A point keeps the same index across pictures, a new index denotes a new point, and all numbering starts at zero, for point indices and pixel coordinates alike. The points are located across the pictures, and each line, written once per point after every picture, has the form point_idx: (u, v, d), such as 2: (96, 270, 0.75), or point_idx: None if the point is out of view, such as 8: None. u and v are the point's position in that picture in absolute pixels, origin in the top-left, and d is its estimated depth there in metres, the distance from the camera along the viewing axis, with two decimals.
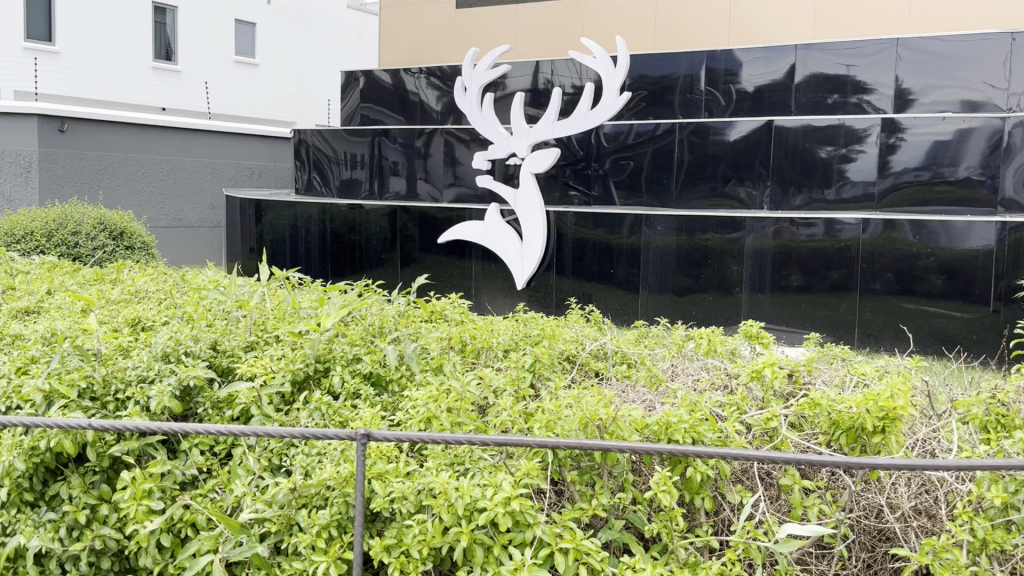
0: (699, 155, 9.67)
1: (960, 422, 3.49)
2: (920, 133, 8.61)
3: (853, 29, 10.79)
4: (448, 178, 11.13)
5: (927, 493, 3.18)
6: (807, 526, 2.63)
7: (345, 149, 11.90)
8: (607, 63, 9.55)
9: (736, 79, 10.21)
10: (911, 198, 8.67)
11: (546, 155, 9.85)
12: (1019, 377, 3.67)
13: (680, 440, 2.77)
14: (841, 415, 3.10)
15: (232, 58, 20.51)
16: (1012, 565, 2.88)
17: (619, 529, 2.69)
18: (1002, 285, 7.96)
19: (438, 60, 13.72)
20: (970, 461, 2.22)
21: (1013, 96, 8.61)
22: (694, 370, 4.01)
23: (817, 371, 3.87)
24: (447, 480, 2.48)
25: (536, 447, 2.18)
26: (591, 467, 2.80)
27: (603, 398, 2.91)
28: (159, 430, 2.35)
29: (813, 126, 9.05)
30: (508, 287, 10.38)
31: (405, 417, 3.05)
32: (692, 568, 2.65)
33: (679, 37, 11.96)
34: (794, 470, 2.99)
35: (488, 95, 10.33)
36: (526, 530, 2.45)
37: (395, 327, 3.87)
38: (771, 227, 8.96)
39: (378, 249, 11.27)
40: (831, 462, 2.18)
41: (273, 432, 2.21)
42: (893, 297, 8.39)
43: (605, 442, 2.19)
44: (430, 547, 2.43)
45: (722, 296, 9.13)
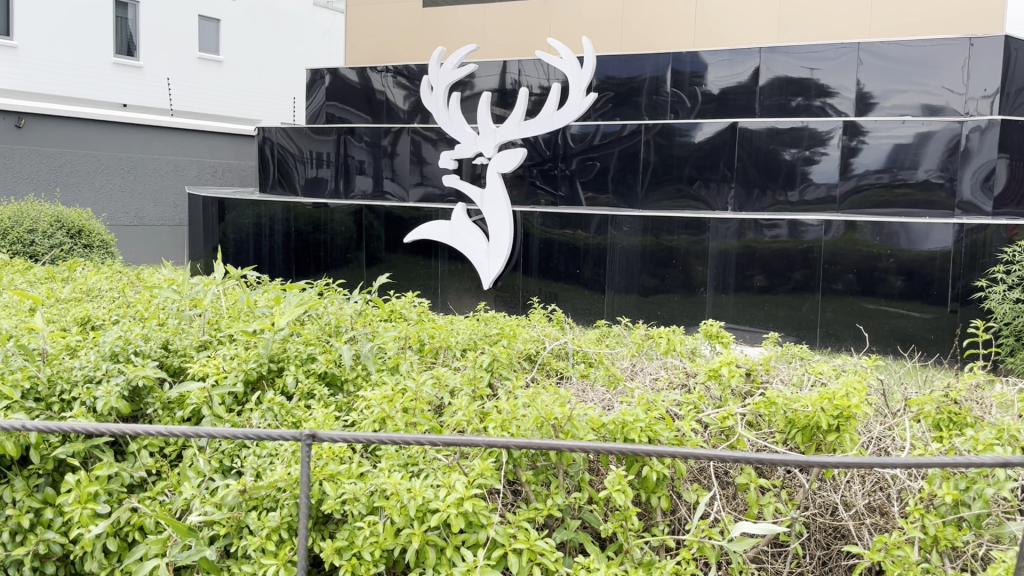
0: (664, 156, 9.71)
1: (913, 421, 3.52)
2: (881, 136, 8.75)
3: (817, 33, 10.91)
4: (414, 178, 11.08)
5: (881, 491, 3.21)
6: (762, 524, 2.64)
7: (310, 147, 11.79)
8: (573, 64, 9.49)
9: (701, 81, 10.19)
10: (872, 200, 8.81)
11: (512, 156, 9.77)
12: (972, 376, 3.72)
13: (636, 439, 2.76)
14: (797, 414, 3.12)
15: (196, 55, 20.22)
16: (962, 562, 2.94)
17: (574, 529, 2.68)
18: (959, 286, 8.10)
19: (405, 59, 13.64)
20: (918, 459, 2.16)
21: (970, 101, 8.70)
22: (653, 370, 4.04)
23: (775, 371, 3.89)
24: (400, 481, 2.45)
25: (488, 448, 2.10)
26: (547, 467, 2.79)
27: (558, 397, 2.89)
28: (93, 431, 2.27)
29: (777, 129, 9.14)
30: (475, 287, 10.35)
31: (360, 417, 3.01)
32: (647, 568, 2.64)
33: (646, 39, 12.02)
34: (751, 468, 2.99)
35: (454, 94, 10.25)
36: (479, 531, 2.43)
37: (351, 326, 3.84)
38: (735, 228, 9.01)
39: (343, 248, 11.18)
40: (781, 461, 2.11)
41: (216, 432, 2.11)
42: (854, 297, 8.50)
43: (560, 442, 2.13)
44: (382, 548, 2.40)
45: (687, 296, 9.18)
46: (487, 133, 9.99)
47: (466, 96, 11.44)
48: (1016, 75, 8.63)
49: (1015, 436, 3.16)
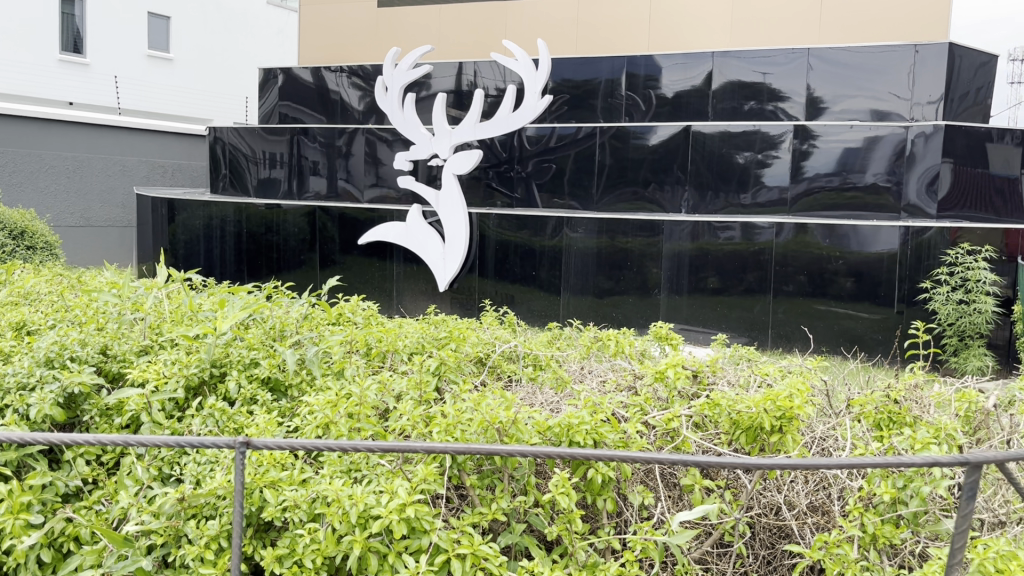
0: (619, 158, 9.79)
1: (854, 421, 3.59)
2: (832, 140, 8.91)
3: (768, 38, 11.08)
4: (370, 179, 11.00)
5: (823, 490, 3.26)
6: (697, 515, 2.66)
7: (263, 148, 11.66)
8: (528, 65, 9.48)
9: (655, 85, 10.18)
10: (822, 202, 8.97)
11: (467, 158, 9.72)
12: (912, 376, 3.81)
13: (581, 442, 2.75)
14: (741, 416, 3.14)
15: (145, 53, 19.85)
16: (900, 559, 2.99)
17: (519, 533, 2.68)
18: (905, 287, 8.28)
19: (360, 60, 13.55)
20: (865, 460, 2.02)
21: (916, 107, 8.93)
22: (602, 371, 4.08)
23: (723, 372, 3.93)
24: (341, 488, 2.42)
25: (434, 454, 1.93)
26: (493, 471, 2.81)
27: (503, 400, 2.89)
28: (8, 441, 2.13)
29: (730, 132, 9.26)
30: (430, 289, 10.31)
31: (303, 422, 2.98)
32: (591, 570, 2.64)
33: (600, 43, 12.08)
34: (696, 469, 3.00)
35: (409, 95, 10.19)
36: (422, 536, 2.41)
37: (296, 331, 3.81)
38: (689, 230, 9.09)
39: (296, 250, 11.06)
40: (727, 463, 1.95)
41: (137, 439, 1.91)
42: (805, 298, 8.66)
43: (507, 447, 1.92)
44: (324, 556, 2.37)
45: (642, 298, 9.27)
46: (443, 135, 9.93)
47: (422, 97, 11.37)
48: (960, 81, 8.95)
49: (951, 434, 3.25)
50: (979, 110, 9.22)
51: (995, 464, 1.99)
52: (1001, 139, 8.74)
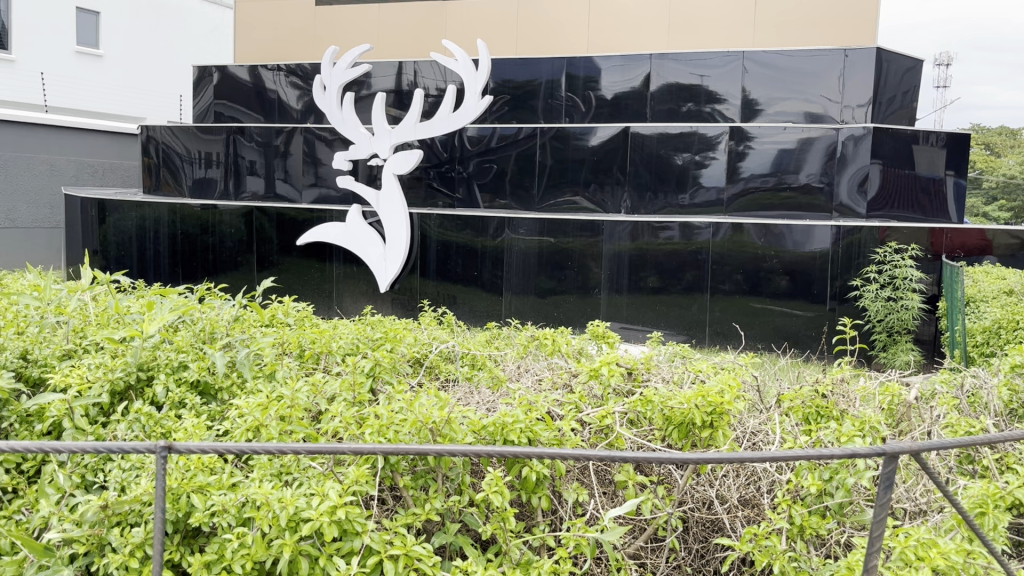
0: (560, 159, 9.84)
1: (783, 415, 3.67)
2: (766, 142, 9.09)
3: (703, 40, 11.26)
4: (308, 179, 10.85)
5: (753, 484, 3.31)
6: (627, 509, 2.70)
7: (197, 147, 11.42)
8: (468, 66, 9.44)
9: (595, 86, 10.21)
10: (757, 203, 9.15)
11: (409, 157, 9.60)
12: (839, 371, 3.90)
13: (516, 440, 2.76)
14: (674, 411, 3.20)
15: (73, 49, 19.28)
16: (826, 548, 3.07)
17: (453, 533, 2.68)
18: (837, 285, 8.52)
19: (297, 58, 13.36)
20: (797, 452, 1.93)
21: (847, 109, 9.16)
22: (538, 370, 4.10)
23: (657, 370, 3.99)
24: (270, 490, 2.39)
25: (369, 454, 1.84)
26: (427, 471, 2.80)
27: (437, 400, 2.89)
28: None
29: (668, 134, 9.39)
30: (371, 290, 10.25)
31: (233, 426, 2.93)
32: (525, 568, 2.64)
33: (539, 45, 12.13)
34: (629, 465, 3.03)
35: (348, 94, 10.08)
36: (354, 538, 2.39)
37: (227, 332, 3.76)
38: (629, 229, 9.21)
39: (233, 251, 10.90)
40: (657, 458, 1.86)
41: (40, 446, 1.78)
42: (742, 296, 8.83)
43: (434, 446, 1.84)
44: (253, 561, 2.33)
45: (583, 298, 9.36)
46: (382, 134, 9.83)
47: (361, 97, 11.25)
48: (888, 85, 9.23)
49: (875, 427, 3.36)
50: (906, 113, 9.51)
51: (909, 455, 2.03)
52: (926, 140, 9.07)
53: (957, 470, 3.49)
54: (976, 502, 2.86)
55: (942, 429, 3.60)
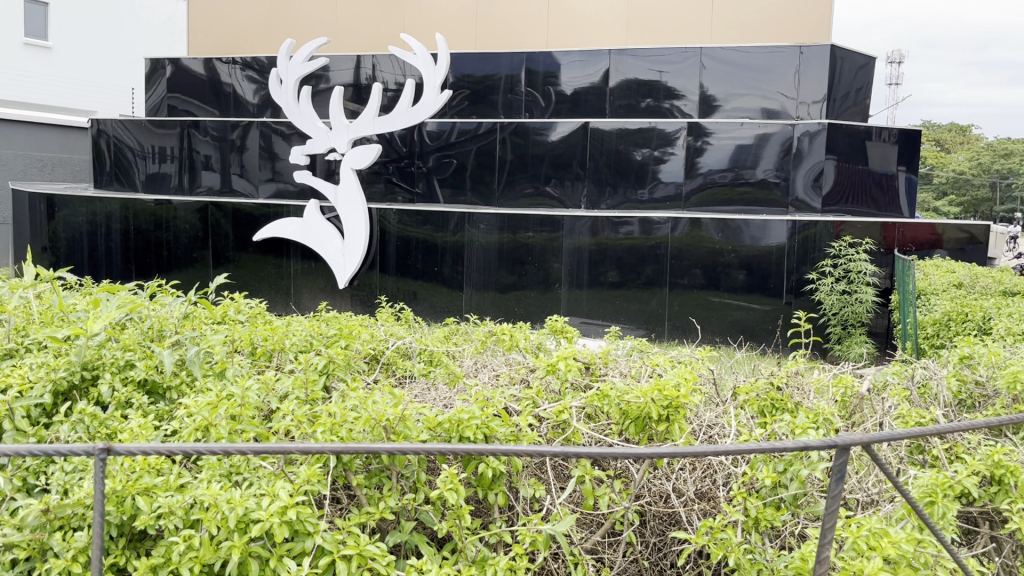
0: (520, 154, 9.81)
1: (739, 408, 3.68)
2: (724, 137, 9.14)
3: (661, 35, 11.32)
4: (265, 174, 10.68)
5: (709, 477, 3.32)
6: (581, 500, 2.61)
7: (150, 142, 11.19)
8: (427, 60, 9.35)
9: (554, 81, 10.08)
10: (715, 198, 9.21)
11: (368, 152, 9.50)
12: (793, 364, 3.94)
13: (471, 437, 2.72)
14: (630, 406, 3.19)
15: (21, 41, 18.82)
16: (781, 540, 3.09)
17: (409, 531, 2.65)
18: (793, 278, 8.64)
19: (253, 51, 13.16)
20: (747, 446, 1.92)
21: (802, 106, 9.20)
22: (496, 365, 4.08)
23: (615, 364, 3.99)
24: (218, 492, 2.33)
25: (314, 453, 1.79)
26: (381, 469, 2.77)
27: (392, 397, 2.85)
28: None
29: (627, 129, 9.43)
30: (329, 286, 10.15)
31: (182, 426, 2.85)
32: (480, 565, 2.62)
33: (498, 40, 12.07)
34: (586, 461, 3.01)
35: (305, 88, 9.93)
36: (305, 539, 2.34)
37: (176, 330, 3.69)
38: (588, 224, 9.26)
39: (187, 247, 10.72)
40: (614, 452, 1.83)
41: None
42: (700, 290, 8.92)
43: (387, 445, 1.79)
44: (201, 564, 2.27)
45: (543, 293, 9.38)
46: (340, 128, 9.71)
47: (319, 90, 11.10)
48: (842, 82, 9.31)
49: (828, 419, 3.40)
50: (859, 110, 9.61)
51: (860, 447, 2.04)
52: (879, 136, 9.22)
53: (908, 460, 3.54)
54: (926, 491, 2.90)
55: (894, 420, 3.64)
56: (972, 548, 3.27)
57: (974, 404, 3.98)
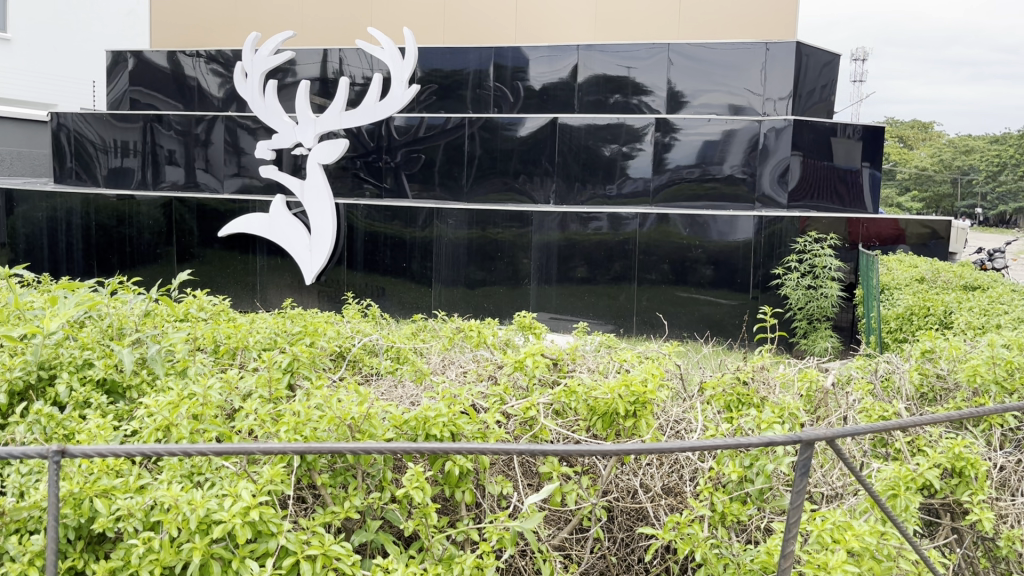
0: (489, 149, 9.76)
1: (706, 403, 3.70)
2: (692, 134, 9.19)
3: (629, 31, 11.34)
4: (230, 168, 10.55)
5: (676, 473, 3.32)
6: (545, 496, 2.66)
7: (112, 136, 10.97)
8: (394, 54, 9.27)
9: (523, 76, 9.98)
10: (682, 194, 9.26)
11: (334, 146, 9.41)
12: (759, 359, 3.96)
13: (438, 435, 2.70)
14: (598, 402, 3.18)
15: None
16: (747, 534, 3.10)
17: (374, 530, 2.62)
18: (760, 274, 8.78)
19: (218, 43, 12.97)
20: (714, 441, 1.91)
21: (768, 102, 9.27)
22: (464, 362, 4.06)
23: (583, 359, 4.00)
24: (178, 493, 2.29)
25: (279, 455, 1.75)
26: (346, 468, 2.74)
27: (358, 395, 2.82)
28: None
29: (596, 125, 9.44)
30: (296, 282, 10.08)
31: (142, 425, 2.80)
32: (447, 563, 2.60)
33: (467, 35, 12.01)
34: (554, 457, 3.00)
35: (270, 82, 9.81)
36: (269, 539, 2.31)
37: (136, 328, 3.63)
38: (558, 220, 9.29)
39: (151, 243, 10.59)
40: (582, 448, 1.82)
41: None
42: (668, 285, 9.03)
43: (356, 445, 1.76)
44: (162, 566, 2.22)
45: (513, 288, 9.42)
46: (306, 123, 9.61)
47: (285, 85, 10.97)
48: (807, 78, 9.39)
49: (794, 413, 3.43)
50: (825, 107, 9.70)
51: (825, 441, 2.05)
52: (843, 132, 9.31)
53: (871, 453, 3.59)
54: (888, 484, 2.93)
55: (858, 414, 3.69)
56: (934, 539, 3.32)
57: (935, 397, 4.04)
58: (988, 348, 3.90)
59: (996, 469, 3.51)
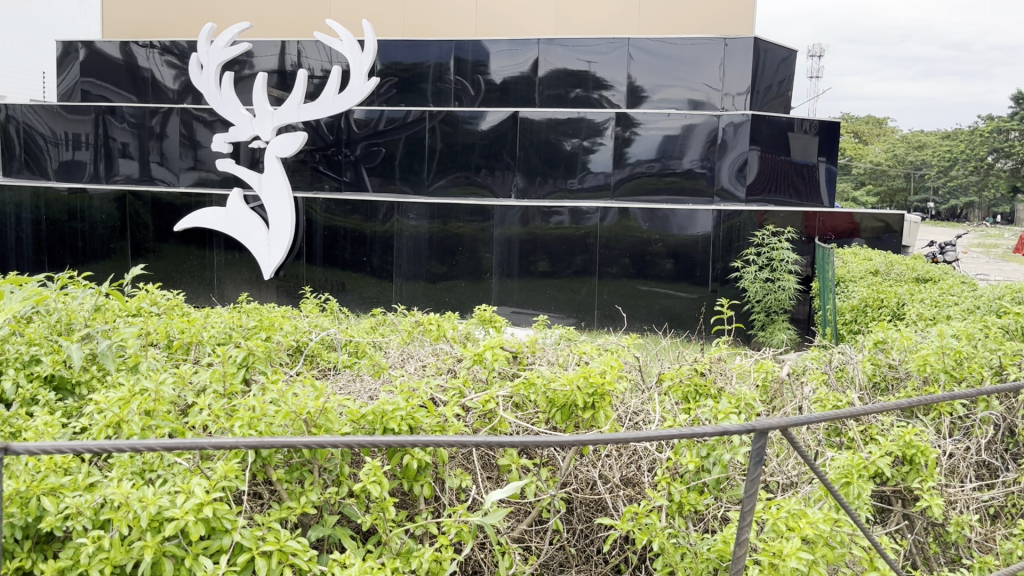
0: (450, 143, 9.70)
1: (663, 394, 3.72)
2: (652, 128, 9.24)
3: (589, 25, 11.37)
4: (186, 162, 10.36)
5: (635, 464, 3.34)
6: (507, 490, 2.63)
7: (63, 128, 10.67)
8: (354, 46, 9.16)
9: (484, 70, 9.90)
10: (643, 188, 9.25)
11: (294, 140, 9.31)
12: (716, 350, 3.98)
13: (396, 429, 2.68)
14: (557, 394, 3.19)
15: None
16: (705, 523, 3.13)
17: (332, 525, 2.59)
18: (719, 267, 8.91)
19: (173, 34, 12.75)
20: (676, 430, 1.88)
21: (727, 97, 9.29)
22: (423, 356, 4.04)
23: (543, 352, 4.00)
24: (129, 490, 2.24)
25: (235, 451, 1.68)
26: (302, 463, 2.71)
27: (315, 389, 2.79)
28: None
29: (557, 119, 9.42)
30: (255, 278, 10.01)
31: (92, 423, 2.74)
32: (405, 558, 2.59)
33: (426, 28, 11.95)
34: (513, 449, 2.99)
35: (227, 74, 9.66)
36: (223, 536, 2.28)
37: (86, 324, 3.55)
38: (519, 214, 9.37)
39: (104, 237, 10.44)
40: (540, 441, 1.76)
41: None
42: (629, 279, 9.14)
43: (313, 440, 1.69)
44: (112, 565, 2.18)
45: (475, 282, 9.46)
46: (264, 116, 9.48)
47: (242, 77, 10.79)
48: (765, 75, 9.43)
49: (750, 403, 3.48)
50: (781, 102, 9.70)
51: (779, 431, 2.04)
52: (800, 128, 9.45)
53: (826, 442, 3.65)
54: (842, 473, 2.98)
55: (812, 404, 3.76)
56: (885, 525, 3.39)
57: (887, 386, 4.13)
58: (938, 339, 4.02)
59: (946, 456, 3.59)
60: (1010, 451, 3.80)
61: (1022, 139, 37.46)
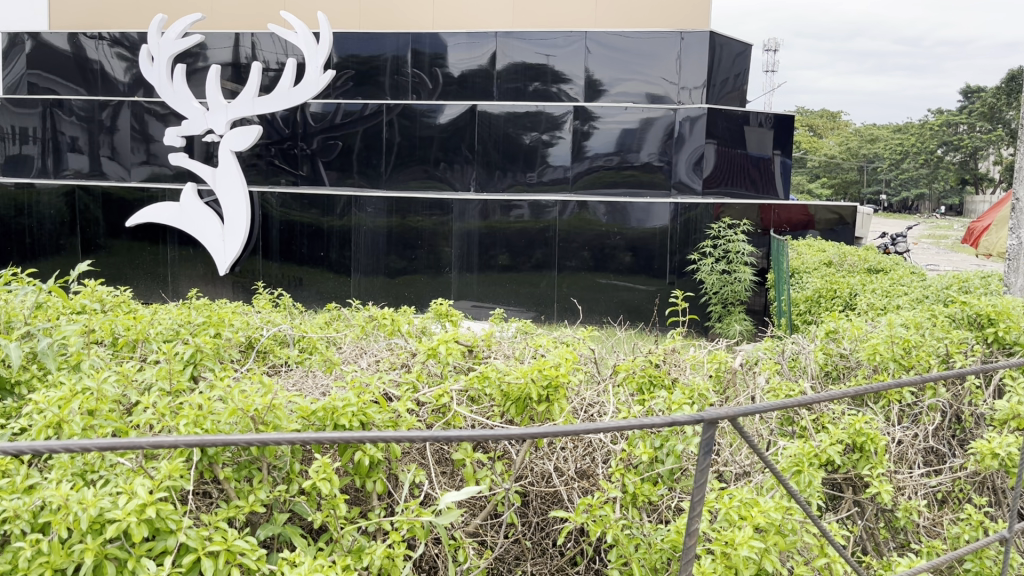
0: (408, 136, 9.64)
1: (619, 387, 3.72)
2: (610, 122, 9.27)
3: (546, 18, 11.34)
4: (138, 156, 10.14)
5: (589, 456, 3.36)
6: (462, 492, 2.57)
7: (9, 122, 10.37)
8: (308, 38, 9.03)
9: (441, 63, 9.60)
10: (602, 181, 9.31)
11: (247, 132, 9.16)
12: (670, 341, 3.99)
13: (347, 425, 2.64)
14: (511, 387, 3.16)
15: None
16: (658, 514, 3.15)
17: (282, 524, 2.56)
18: (676, 259, 9.04)
19: (123, 25, 12.47)
20: (628, 420, 1.84)
21: (684, 91, 9.17)
22: (378, 350, 3.99)
23: (498, 346, 4.00)
24: (68, 492, 2.17)
25: (171, 449, 1.62)
26: (250, 461, 2.65)
27: (262, 385, 2.74)
28: None
29: (515, 113, 9.43)
30: (210, 274, 9.86)
31: (31, 423, 2.66)
32: (356, 555, 2.58)
33: (382, 20, 11.81)
34: (466, 443, 2.98)
35: (179, 66, 9.46)
36: (167, 537, 2.23)
37: (26, 322, 3.44)
38: (478, 208, 9.41)
39: (53, 233, 10.22)
40: (491, 435, 1.74)
41: None
42: (588, 272, 9.23)
43: (250, 437, 1.64)
44: (53, 569, 2.12)
45: (435, 277, 9.49)
46: (217, 109, 9.32)
47: (195, 70, 10.59)
48: (722, 67, 9.35)
49: (702, 394, 3.52)
50: (740, 95, 9.61)
51: (727, 420, 2.04)
52: (755, 121, 9.49)
53: (778, 432, 3.70)
54: (792, 461, 3.01)
55: (766, 393, 3.83)
56: (837, 512, 3.44)
57: (838, 375, 4.17)
58: (887, 329, 4.07)
59: (894, 443, 3.65)
60: (958, 436, 3.88)
61: (970, 133, 38.39)
